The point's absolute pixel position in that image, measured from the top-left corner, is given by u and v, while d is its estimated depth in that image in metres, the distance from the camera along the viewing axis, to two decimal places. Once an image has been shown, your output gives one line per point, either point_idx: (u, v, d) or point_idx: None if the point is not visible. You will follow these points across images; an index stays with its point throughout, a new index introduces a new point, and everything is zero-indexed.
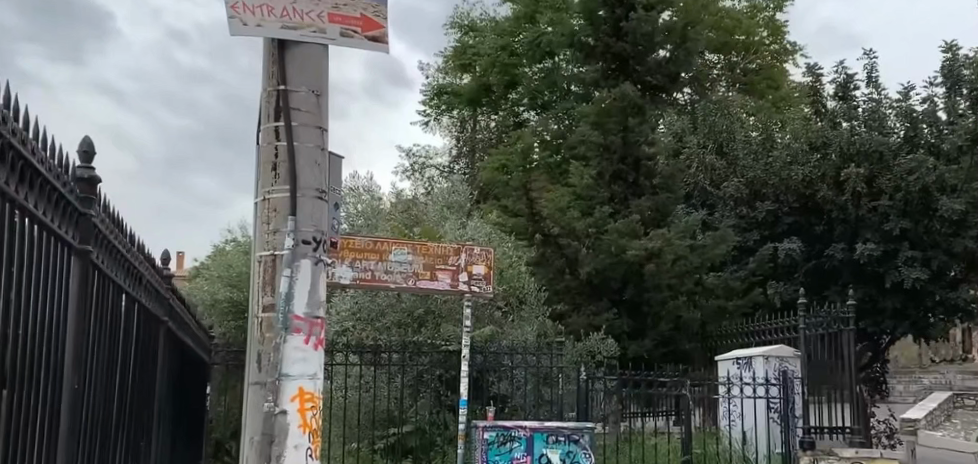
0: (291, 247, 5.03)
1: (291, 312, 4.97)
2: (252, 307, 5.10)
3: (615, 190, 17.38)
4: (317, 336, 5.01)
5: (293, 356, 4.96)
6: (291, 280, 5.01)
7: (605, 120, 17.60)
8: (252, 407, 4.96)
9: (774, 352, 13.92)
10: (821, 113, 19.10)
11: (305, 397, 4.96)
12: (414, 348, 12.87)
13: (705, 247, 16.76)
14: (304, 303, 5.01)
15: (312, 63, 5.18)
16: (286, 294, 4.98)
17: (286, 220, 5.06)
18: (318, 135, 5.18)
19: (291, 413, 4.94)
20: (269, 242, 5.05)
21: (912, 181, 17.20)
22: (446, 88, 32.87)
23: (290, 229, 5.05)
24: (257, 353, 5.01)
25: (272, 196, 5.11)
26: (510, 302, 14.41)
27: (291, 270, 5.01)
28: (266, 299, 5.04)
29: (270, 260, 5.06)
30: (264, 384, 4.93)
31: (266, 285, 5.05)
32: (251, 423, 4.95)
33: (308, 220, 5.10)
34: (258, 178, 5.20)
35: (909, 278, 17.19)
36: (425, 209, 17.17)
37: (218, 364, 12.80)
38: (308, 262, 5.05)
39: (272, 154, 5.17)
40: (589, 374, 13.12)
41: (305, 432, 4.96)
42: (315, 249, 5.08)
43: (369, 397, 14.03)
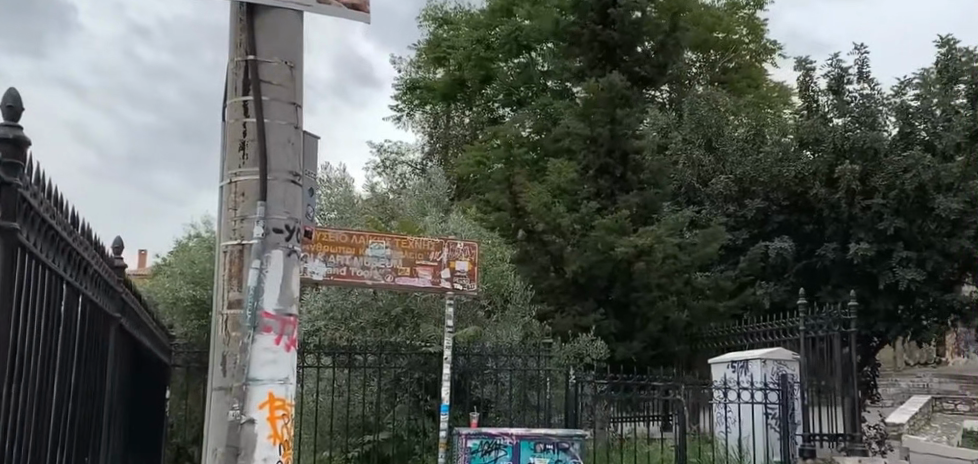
0: (261, 236, 4.63)
1: (261, 309, 4.57)
2: (217, 302, 4.72)
3: (601, 185, 16.54)
4: (289, 336, 4.61)
5: (262, 359, 4.56)
6: (261, 274, 4.60)
7: (592, 111, 16.67)
8: (217, 415, 4.60)
9: (772, 355, 13.17)
10: (813, 108, 18.17)
11: (276, 405, 4.56)
12: (391, 349, 12.06)
13: (695, 247, 16.19)
14: (275, 300, 4.60)
15: (285, 31, 4.79)
16: (255, 288, 4.58)
17: (255, 206, 4.67)
18: (293, 113, 4.77)
19: (260, 421, 4.55)
20: (236, 230, 4.66)
21: (910, 179, 16.45)
22: (420, 83, 32.01)
23: (259, 216, 4.65)
24: (223, 353, 4.63)
25: (240, 178, 4.71)
26: (494, 301, 13.56)
27: (260, 262, 4.61)
28: (233, 294, 4.66)
29: (239, 250, 4.67)
30: (230, 389, 4.56)
31: (234, 278, 4.68)
32: (216, 432, 4.59)
33: (280, 206, 4.69)
34: (224, 158, 4.79)
35: (904, 280, 16.43)
36: (402, 203, 16.28)
37: (179, 366, 11.83)
38: (279, 252, 4.64)
39: (241, 131, 4.76)
40: (579, 377, 12.36)
41: (275, 443, 4.58)
42: (287, 239, 4.67)
43: (342, 403, 13.08)
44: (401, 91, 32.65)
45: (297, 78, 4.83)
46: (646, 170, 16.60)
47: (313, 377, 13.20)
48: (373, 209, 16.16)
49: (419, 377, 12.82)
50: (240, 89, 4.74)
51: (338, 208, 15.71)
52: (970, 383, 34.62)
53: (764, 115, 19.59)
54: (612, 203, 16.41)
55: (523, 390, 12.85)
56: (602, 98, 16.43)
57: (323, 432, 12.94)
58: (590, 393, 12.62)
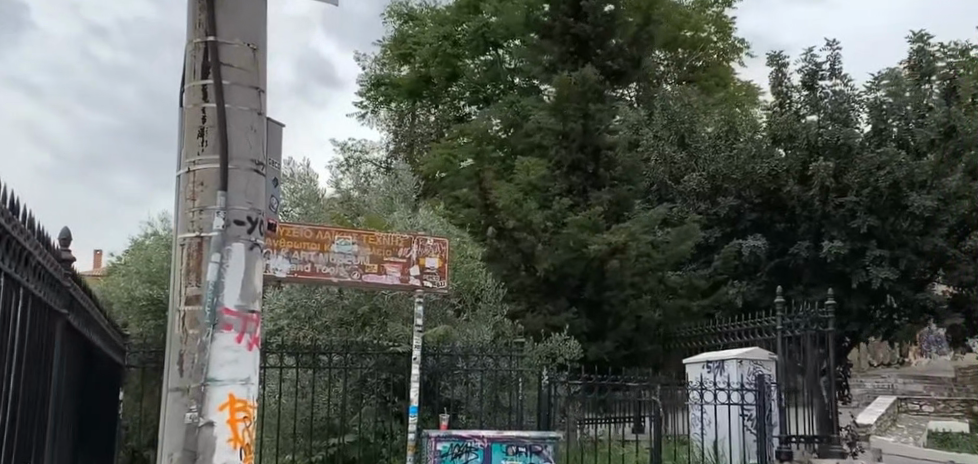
0: (221, 229, 4.75)
1: (221, 305, 4.69)
2: (174, 298, 4.79)
3: (573, 181, 16.24)
4: (250, 334, 4.74)
5: (222, 358, 4.68)
6: (221, 269, 4.73)
7: (564, 105, 16.11)
8: (172, 418, 4.67)
9: (748, 355, 12.88)
10: (785, 104, 17.98)
11: (236, 406, 4.69)
12: (357, 349, 11.59)
13: (669, 245, 15.98)
14: (236, 297, 4.73)
15: (246, 17, 4.97)
16: (216, 283, 4.71)
17: (216, 196, 4.79)
18: (252, 100, 4.92)
19: (219, 423, 4.68)
20: (195, 222, 4.76)
21: (884, 176, 16.22)
22: (385, 80, 30.88)
23: (219, 208, 4.77)
24: (178, 352, 4.70)
25: (199, 167, 4.82)
26: (464, 299, 13.14)
27: (221, 259, 4.74)
28: (192, 289, 4.73)
29: (197, 245, 4.77)
30: (188, 389, 4.64)
31: (191, 275, 4.76)
32: (172, 435, 4.67)
33: (241, 199, 4.82)
34: (182, 146, 4.89)
35: (877, 278, 16.17)
36: (368, 200, 15.79)
37: (135, 366, 11.33)
38: (240, 247, 4.78)
39: (200, 119, 4.87)
40: (552, 379, 11.99)
41: (235, 447, 4.70)
42: (248, 232, 4.81)
43: (306, 405, 12.54)
44: (367, 88, 31.68)
45: (259, 65, 4.97)
46: (618, 166, 16.33)
47: (276, 378, 12.70)
48: (338, 206, 15.69)
49: (387, 378, 12.36)
50: (199, 74, 4.87)
51: (302, 203, 15.16)
52: (933, 383, 34.72)
53: (736, 113, 19.24)
54: (585, 200, 16.11)
55: (494, 392, 12.42)
56: (574, 92, 16.07)
57: (286, 436, 12.42)
58: (564, 394, 12.27)
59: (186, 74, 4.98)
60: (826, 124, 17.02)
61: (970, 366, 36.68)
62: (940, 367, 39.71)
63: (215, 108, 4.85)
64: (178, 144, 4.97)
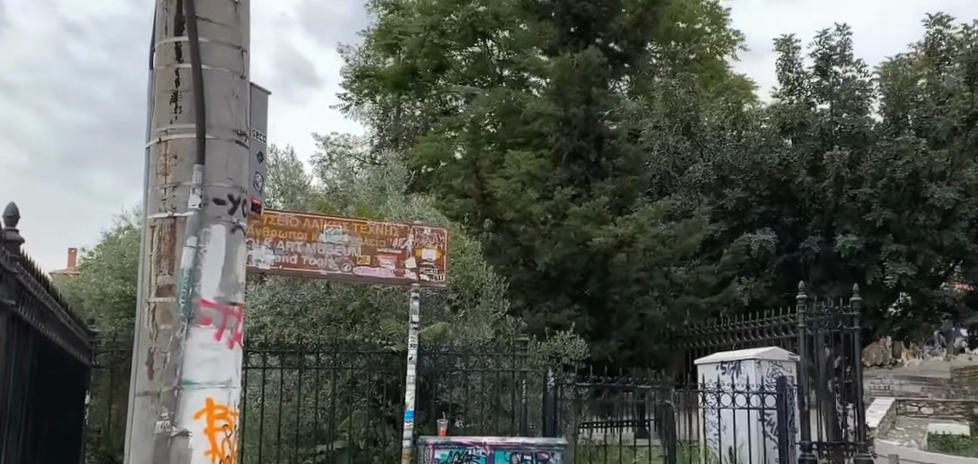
0: (197, 207, 4.83)
1: (199, 297, 4.77)
2: (143, 287, 4.83)
3: (573, 171, 15.28)
4: (230, 329, 4.82)
5: (198, 359, 4.75)
6: (198, 257, 4.80)
7: (565, 88, 15.18)
8: (143, 425, 4.72)
9: (767, 355, 11.95)
10: (795, 91, 17.03)
11: (214, 414, 4.77)
12: (347, 347, 10.67)
13: (677, 238, 14.98)
14: (215, 289, 4.81)
15: None
16: (191, 272, 4.77)
17: (192, 170, 4.88)
18: (230, 61, 5.04)
19: (195, 429, 4.75)
20: (166, 202, 4.83)
21: (902, 165, 15.29)
22: (370, 72, 29.68)
23: (195, 185, 4.86)
24: (148, 350, 4.76)
25: (172, 137, 4.93)
26: (462, 295, 12.11)
27: (199, 246, 4.80)
28: (163, 278, 4.79)
29: (170, 225, 4.84)
30: (160, 393, 4.71)
31: (163, 263, 4.82)
32: (141, 438, 4.71)
33: (219, 172, 4.92)
34: (154, 114, 5.00)
35: (894, 274, 15.30)
36: (356, 189, 14.76)
37: (101, 367, 10.33)
38: (219, 228, 4.86)
39: (173, 83, 4.99)
40: (558, 379, 11.12)
41: (212, 457, 4.78)
42: (227, 213, 4.89)
43: (291, 409, 11.49)
44: (351, 79, 30.26)
45: (239, 24, 5.12)
46: (622, 154, 15.37)
47: (257, 380, 11.66)
48: (324, 196, 14.67)
49: (381, 379, 11.37)
50: (173, 29, 5.01)
51: (285, 192, 14.11)
52: (929, 384, 33.95)
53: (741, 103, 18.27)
54: (587, 191, 15.16)
55: (495, 394, 11.48)
56: (575, 75, 15.15)
57: (268, 443, 11.37)
58: (572, 398, 11.33)
59: (158, 32, 5.09)
60: (837, 113, 16.27)
61: (965, 368, 35.95)
62: (933, 367, 38.94)
63: (189, 67, 4.97)
64: (148, 112, 5.07)
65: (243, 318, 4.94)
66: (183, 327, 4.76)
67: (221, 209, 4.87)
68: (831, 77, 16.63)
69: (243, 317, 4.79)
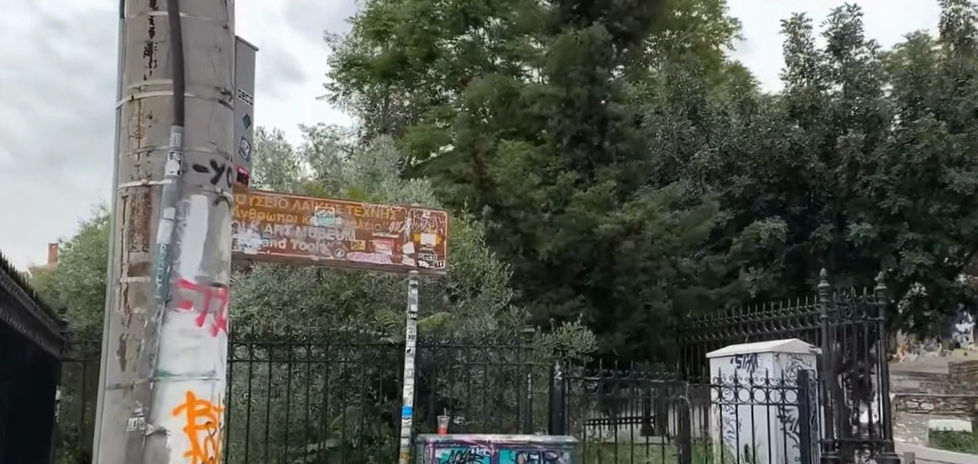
0: (175, 174, 4.55)
1: (179, 277, 4.48)
2: (116, 265, 4.54)
3: (576, 155, 14.54)
4: (213, 314, 4.53)
5: (177, 348, 4.45)
6: (177, 231, 4.51)
7: (568, 67, 14.41)
8: (115, 420, 4.41)
9: (786, 348, 11.12)
10: (808, 73, 16.25)
11: (196, 408, 4.47)
12: (339, 341, 9.94)
13: (685, 226, 14.27)
14: (196, 269, 4.52)
15: None
16: (168, 250, 4.48)
17: (170, 131, 4.60)
18: (211, 12, 4.76)
19: (173, 424, 4.44)
20: (139, 168, 4.56)
21: (919, 148, 14.68)
22: (358, 60, 28.28)
23: (172, 150, 4.57)
24: (120, 337, 4.45)
25: (146, 95, 4.65)
26: (462, 284, 11.32)
27: (178, 219, 4.51)
28: (138, 256, 4.50)
29: (145, 194, 4.55)
30: (134, 385, 4.40)
31: (137, 239, 4.51)
32: (112, 434, 4.41)
33: (199, 133, 4.63)
34: (127, 71, 4.72)
35: (911, 264, 14.65)
36: (346, 173, 13.83)
37: (73, 361, 9.47)
38: (201, 197, 4.57)
39: (147, 35, 4.71)
40: (565, 373, 10.39)
41: (193, 456, 4.48)
42: (209, 182, 4.60)
43: (280, 406, 10.67)
44: (337, 67, 28.93)
45: None
46: (627, 137, 14.60)
47: (242, 375, 10.84)
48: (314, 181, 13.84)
49: (376, 372, 10.60)
50: None
51: (271, 177, 13.25)
52: (929, 381, 33.34)
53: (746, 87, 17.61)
54: (590, 176, 14.44)
55: (498, 389, 10.74)
56: (577, 54, 14.38)
57: (255, 442, 10.56)
58: (580, 393, 10.60)
59: None
60: (850, 96, 15.57)
61: (963, 364, 35.39)
62: (929, 364, 38.33)
63: (164, 16, 4.70)
64: (119, 69, 4.80)
65: (228, 302, 4.64)
66: (160, 311, 4.45)
67: (202, 178, 4.59)
68: (844, 59, 15.94)
69: (226, 300, 4.50)
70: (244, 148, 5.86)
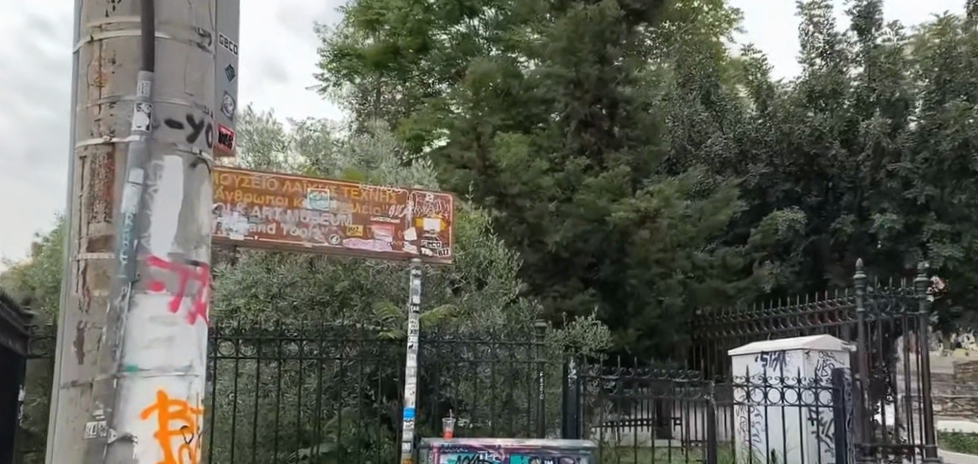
0: (145, 130, 3.71)
1: (148, 253, 3.65)
2: (71, 239, 3.70)
3: (585, 140, 13.69)
4: (189, 296, 3.70)
5: (145, 340, 3.61)
6: (147, 197, 3.66)
7: (577, 45, 13.47)
8: (70, 426, 3.58)
9: (817, 345, 10.20)
10: (828, 55, 15.54)
11: (169, 409, 3.65)
12: (334, 337, 9.04)
13: (702, 216, 13.42)
14: (169, 243, 3.68)
15: None
16: (135, 219, 3.64)
17: (137, 79, 3.76)
18: None
19: (143, 429, 3.60)
20: (100, 123, 3.72)
21: (947, 135, 13.93)
22: (349, 50, 26.23)
23: (141, 102, 3.73)
24: (75, 327, 3.60)
25: (109, 36, 3.81)
26: (466, 277, 10.27)
27: (148, 183, 3.67)
28: (99, 227, 3.66)
29: (107, 155, 3.70)
30: (94, 382, 3.56)
31: (97, 206, 3.67)
32: (66, 443, 3.57)
33: (174, 80, 3.81)
34: (85, 8, 3.88)
35: (939, 257, 13.81)
36: (340, 161, 11.76)
37: (38, 358, 8.53)
38: (175, 159, 3.74)
39: None
40: (580, 370, 9.57)
41: None
42: (186, 140, 3.77)
43: (267, 408, 9.66)
44: (327, 58, 26.84)
45: None
46: (638, 121, 13.61)
47: (228, 374, 9.84)
48: None
49: (374, 370, 9.71)
50: None
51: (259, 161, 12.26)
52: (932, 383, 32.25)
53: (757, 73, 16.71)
54: (599, 163, 13.55)
55: (506, 389, 9.80)
56: (587, 30, 13.44)
57: (241, 447, 9.56)
58: (596, 393, 9.72)
59: None
60: (872, 80, 14.80)
61: (970, 366, 34.33)
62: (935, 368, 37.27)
63: None
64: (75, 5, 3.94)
65: (208, 283, 3.81)
66: (125, 294, 3.62)
67: (177, 135, 3.76)
68: (865, 41, 15.17)
69: (207, 282, 3.67)
70: (228, 105, 5.00)
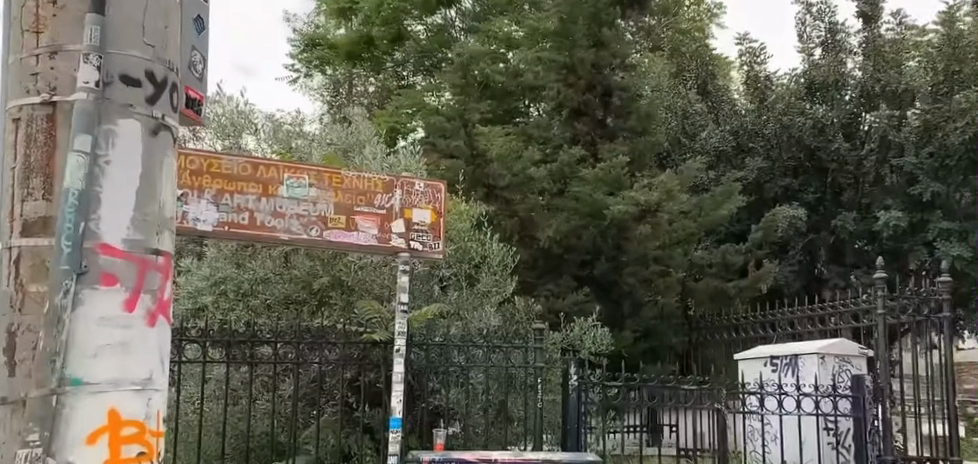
0: (95, 89, 3.10)
1: (98, 241, 3.07)
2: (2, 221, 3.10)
3: (578, 129, 12.86)
4: (147, 293, 3.14)
5: (94, 345, 3.03)
6: (95, 172, 3.07)
7: (570, 28, 12.71)
8: (0, 452, 2.99)
9: (833, 349, 9.42)
10: (828, 46, 14.88)
11: (122, 431, 3.09)
12: (312, 340, 8.20)
13: (702, 210, 12.70)
14: (123, 228, 3.11)
15: None
16: (81, 197, 3.04)
17: (86, 26, 3.13)
18: None
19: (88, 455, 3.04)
20: (40, 78, 3.11)
21: (957, 128, 13.26)
22: (320, 39, 23.72)
23: (90, 54, 3.12)
24: (8, 330, 3.02)
25: None
26: (456, 274, 9.42)
27: (98, 153, 3.08)
28: (35, 207, 3.06)
29: (47, 116, 3.09)
30: (28, 396, 2.98)
31: (35, 181, 3.07)
32: None
33: (127, 27, 3.19)
34: None
35: (947, 256, 13.17)
36: (316, 150, 10.76)
37: None
38: (132, 123, 3.15)
39: None
40: (581, 375, 8.78)
41: None
42: (145, 101, 3.18)
43: (237, 417, 8.72)
44: (299, 47, 24.35)
45: None
46: (634, 109, 12.83)
47: (194, 379, 8.89)
48: None
49: (355, 375, 8.82)
50: None
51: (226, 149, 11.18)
52: None
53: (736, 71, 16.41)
54: (593, 154, 12.77)
55: (501, 395, 8.98)
56: (582, 13, 12.62)
57: (207, 461, 8.61)
58: (597, 402, 8.89)
59: None
60: (872, 70, 14.18)
61: None
62: None
63: None
64: None
65: (170, 278, 3.25)
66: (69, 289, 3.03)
67: (133, 95, 3.17)
68: (869, 30, 14.59)
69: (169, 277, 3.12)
70: (198, 62, 4.16)
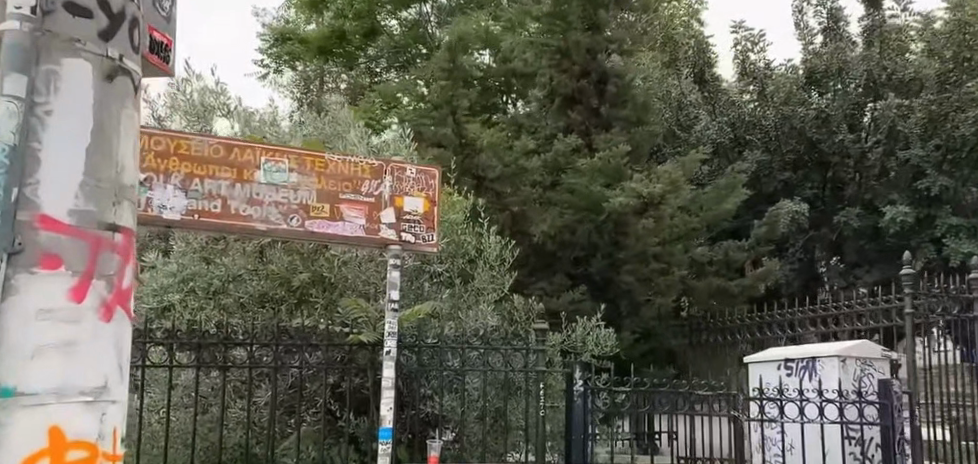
0: (31, 21, 2.96)
1: (37, 213, 2.94)
2: None
3: (572, 118, 12.15)
4: (98, 289, 3.02)
5: (32, 344, 2.90)
6: (33, 126, 2.94)
7: (564, 11, 12.01)
8: None
9: (854, 352, 8.65)
10: (830, 34, 14.50)
11: (66, 445, 2.95)
12: (291, 342, 7.36)
13: (703, 204, 12.09)
14: (70, 199, 2.98)
15: None
16: (21, 162, 2.91)
17: None
18: None
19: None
20: None
21: (967, 118, 12.92)
22: (290, 33, 21.64)
23: None
24: None
25: None
26: (449, 271, 8.56)
27: (35, 99, 2.96)
28: None
29: None
30: None
31: None
32: None
33: None
34: None
35: (958, 253, 12.63)
36: (294, 137, 9.88)
37: None
38: (75, 66, 3.03)
39: None
40: (586, 378, 8.07)
41: None
42: (90, 35, 3.07)
43: (206, 428, 7.71)
44: (268, 41, 22.34)
45: None
46: (630, 98, 12.11)
47: (159, 386, 7.97)
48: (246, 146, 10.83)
49: (339, 380, 8.00)
50: None
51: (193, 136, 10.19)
52: None
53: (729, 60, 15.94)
54: (587, 144, 12.04)
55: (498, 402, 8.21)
56: None
57: None
58: (606, 409, 8.14)
59: None
60: (876, 57, 13.85)
61: None
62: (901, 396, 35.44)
63: None
64: None
65: (127, 270, 3.14)
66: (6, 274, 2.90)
67: (81, 29, 3.06)
68: (872, 16, 14.25)
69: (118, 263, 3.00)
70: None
